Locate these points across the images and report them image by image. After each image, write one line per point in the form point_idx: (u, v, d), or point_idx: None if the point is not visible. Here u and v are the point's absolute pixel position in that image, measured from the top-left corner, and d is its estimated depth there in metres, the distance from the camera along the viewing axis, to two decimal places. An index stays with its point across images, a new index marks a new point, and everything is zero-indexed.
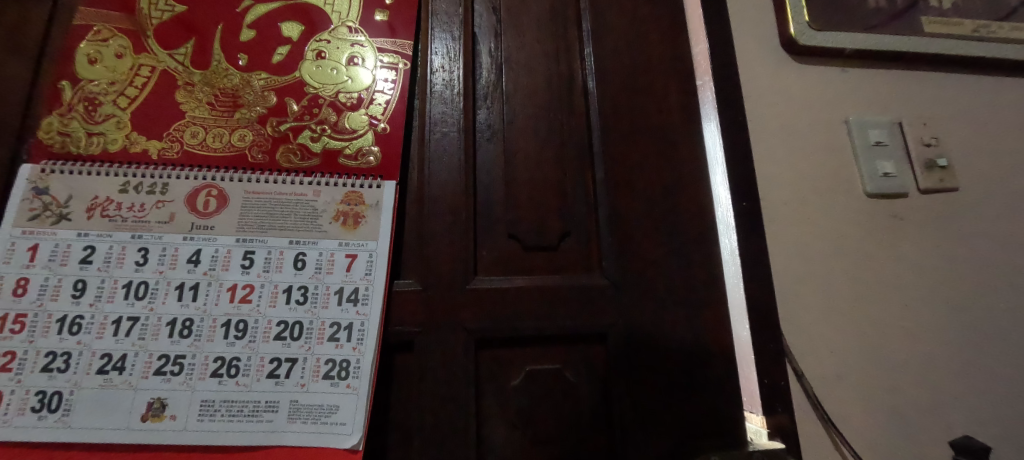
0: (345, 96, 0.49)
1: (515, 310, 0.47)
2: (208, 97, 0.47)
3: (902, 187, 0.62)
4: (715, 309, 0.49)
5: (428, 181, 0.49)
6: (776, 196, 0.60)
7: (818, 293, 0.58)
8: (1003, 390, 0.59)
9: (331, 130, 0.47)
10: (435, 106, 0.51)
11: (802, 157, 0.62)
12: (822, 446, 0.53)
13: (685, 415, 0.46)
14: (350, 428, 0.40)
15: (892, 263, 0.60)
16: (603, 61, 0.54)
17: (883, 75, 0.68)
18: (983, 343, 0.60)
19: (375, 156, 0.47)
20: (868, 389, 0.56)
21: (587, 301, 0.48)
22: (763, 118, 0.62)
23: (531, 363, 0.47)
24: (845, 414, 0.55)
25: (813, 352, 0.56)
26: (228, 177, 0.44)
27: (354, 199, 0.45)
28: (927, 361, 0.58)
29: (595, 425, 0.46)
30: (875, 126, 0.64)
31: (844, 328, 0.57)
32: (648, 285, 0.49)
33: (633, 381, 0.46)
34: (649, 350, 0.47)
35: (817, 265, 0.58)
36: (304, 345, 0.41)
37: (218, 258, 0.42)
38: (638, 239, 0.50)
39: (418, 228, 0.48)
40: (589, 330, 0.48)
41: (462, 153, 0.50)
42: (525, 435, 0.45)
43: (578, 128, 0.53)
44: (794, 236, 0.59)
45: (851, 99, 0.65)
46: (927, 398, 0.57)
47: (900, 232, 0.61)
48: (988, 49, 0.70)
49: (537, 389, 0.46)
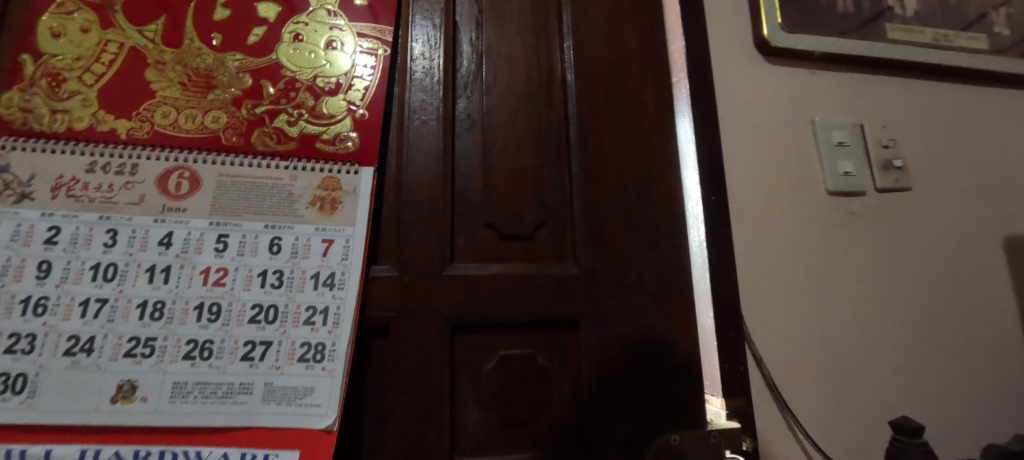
0: (323, 80, 0.49)
1: (491, 297, 0.48)
2: (180, 77, 0.46)
3: (859, 185, 0.66)
4: (681, 297, 0.51)
5: (407, 169, 0.49)
6: (743, 191, 0.62)
7: (779, 284, 0.61)
8: (940, 376, 0.63)
9: (307, 115, 0.47)
10: (415, 94, 0.51)
11: (769, 155, 0.65)
12: (774, 426, 0.57)
13: (650, 397, 0.48)
14: (325, 410, 0.40)
15: (848, 257, 0.64)
16: (583, 55, 0.56)
17: (847, 78, 0.71)
18: (926, 333, 0.64)
19: (354, 140, 0.47)
20: (820, 373, 0.60)
21: (561, 288, 0.50)
22: (734, 116, 0.65)
23: (505, 347, 0.48)
24: (798, 397, 0.58)
25: (771, 339, 0.59)
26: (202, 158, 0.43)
27: (331, 185, 0.45)
28: (875, 348, 0.62)
29: (565, 406, 0.48)
30: (837, 127, 0.67)
31: (801, 318, 0.61)
32: (620, 274, 0.51)
33: (603, 365, 0.48)
34: (619, 336, 0.49)
35: (779, 258, 0.62)
36: (279, 328, 0.41)
37: (191, 241, 0.41)
38: (611, 229, 0.52)
39: (396, 212, 0.48)
40: (562, 317, 0.49)
41: (442, 141, 0.50)
42: (498, 417, 0.46)
43: (556, 120, 0.54)
44: (758, 230, 0.62)
45: (816, 100, 0.69)
46: (872, 382, 0.61)
47: (855, 228, 0.65)
48: (945, 57, 0.74)
49: (511, 373, 0.48)
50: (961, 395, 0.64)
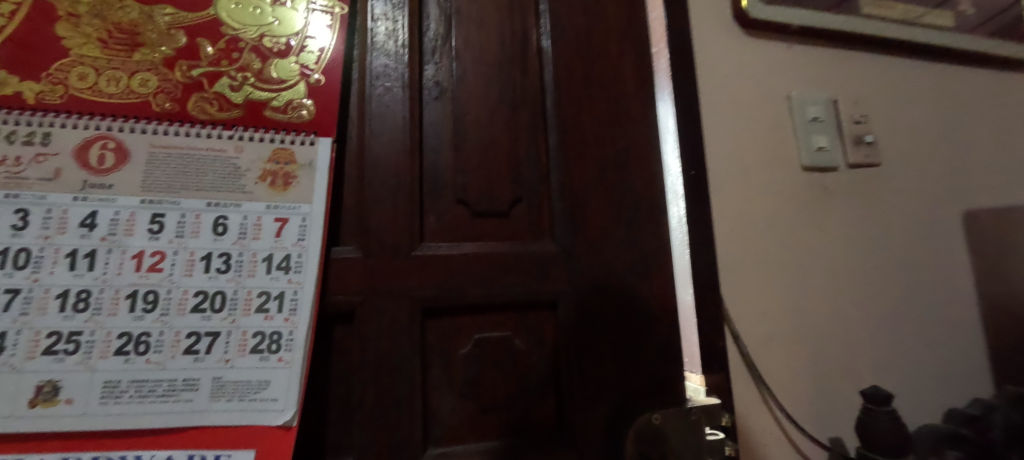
0: (271, 40, 0.43)
1: (462, 278, 0.45)
2: (99, 32, 0.39)
3: (833, 161, 0.65)
4: (661, 274, 0.50)
5: (369, 140, 0.45)
6: (722, 167, 0.61)
7: (756, 261, 0.60)
8: (908, 346, 0.65)
9: (253, 80, 0.42)
10: (376, 58, 0.46)
11: (747, 130, 0.63)
12: (751, 400, 0.57)
13: (630, 377, 0.47)
14: (282, 405, 0.37)
15: (823, 233, 0.64)
16: (558, 22, 0.52)
17: (825, 53, 0.69)
18: (894, 306, 0.65)
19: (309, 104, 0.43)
20: (795, 347, 0.60)
21: (537, 268, 0.47)
22: (713, 89, 0.62)
23: (478, 331, 0.46)
24: (774, 371, 0.58)
25: (749, 316, 0.58)
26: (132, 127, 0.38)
27: (284, 157, 0.41)
28: (847, 322, 0.62)
29: (543, 390, 0.46)
30: (814, 102, 0.66)
31: (777, 296, 0.60)
32: (599, 253, 0.48)
33: (582, 347, 0.46)
34: (598, 316, 0.47)
35: (757, 234, 0.61)
36: (227, 317, 0.37)
37: (119, 222, 0.36)
38: (589, 206, 0.49)
39: (357, 186, 0.44)
40: (538, 297, 0.47)
41: (409, 109, 0.46)
42: (473, 404, 0.44)
43: (531, 90, 0.51)
44: (735, 207, 0.60)
45: (794, 74, 0.67)
46: (844, 354, 0.62)
47: (830, 204, 0.65)
48: (916, 33, 0.73)
49: (485, 357, 0.45)
50: (927, 364, 0.65)
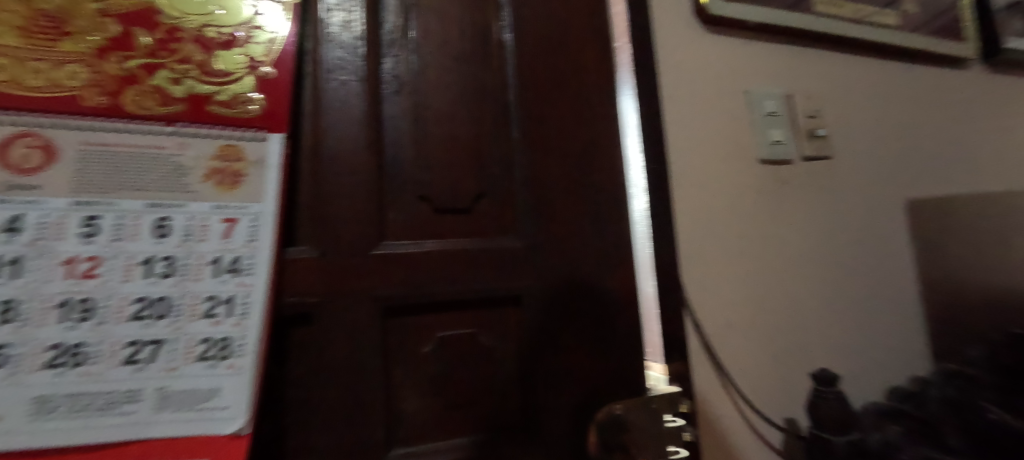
0: (215, 30, 0.41)
1: (425, 276, 0.44)
2: (18, 19, 0.36)
3: (788, 154, 0.68)
4: (624, 267, 0.50)
5: (325, 135, 0.43)
6: (684, 161, 0.62)
7: (717, 253, 0.62)
8: (857, 330, 0.68)
9: (195, 73, 0.40)
10: (331, 51, 0.44)
11: (707, 124, 0.64)
12: (713, 387, 0.59)
13: (594, 370, 0.48)
14: (233, 413, 0.36)
15: (779, 225, 0.66)
16: (521, 14, 0.51)
17: (780, 50, 0.72)
18: (844, 292, 0.69)
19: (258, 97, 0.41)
20: (753, 334, 0.62)
21: (501, 265, 0.47)
22: (674, 84, 0.63)
23: (442, 329, 0.45)
24: (733, 358, 0.60)
25: (710, 305, 0.60)
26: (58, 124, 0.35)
27: (232, 154, 0.39)
28: (801, 309, 0.65)
29: (510, 386, 0.46)
30: (769, 97, 0.69)
31: (736, 285, 0.62)
32: (564, 249, 0.49)
33: (547, 342, 0.47)
34: (563, 311, 0.48)
35: (717, 226, 0.62)
36: (172, 324, 0.36)
37: (47, 225, 0.34)
38: (553, 200, 0.49)
39: (313, 185, 0.42)
40: (503, 294, 0.47)
41: (367, 103, 0.45)
42: (439, 402, 0.43)
43: (494, 83, 0.50)
44: (696, 200, 0.62)
45: (752, 70, 0.69)
46: (799, 339, 0.64)
47: (786, 196, 0.67)
48: (865, 31, 0.75)
49: (449, 355, 0.44)
50: (873, 346, 0.69)
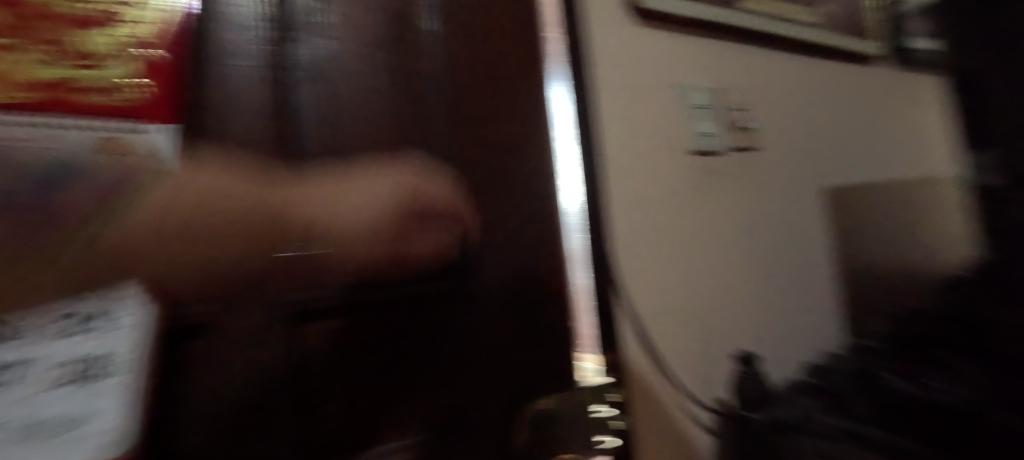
0: (89, 6, 0.39)
1: (342, 280, 0.45)
2: None
3: (714, 145, 0.70)
4: (546, 259, 0.53)
5: (224, 123, 0.42)
6: (616, 152, 0.62)
7: (649, 242, 0.63)
8: (771, 310, 0.73)
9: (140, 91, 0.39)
10: (234, 34, 0.43)
11: (638, 117, 0.65)
12: (645, 372, 0.60)
13: (518, 366, 0.51)
14: (107, 433, 0.36)
15: (707, 213, 0.69)
16: (443, 6, 0.52)
17: (708, 44, 0.74)
18: (762, 275, 0.73)
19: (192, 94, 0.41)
20: (683, 320, 0.64)
21: (424, 267, 0.48)
22: (607, 76, 0.64)
23: (363, 334, 0.45)
24: (663, 343, 0.62)
25: (642, 293, 0.61)
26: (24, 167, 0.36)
27: (119, 148, 0.38)
28: (725, 293, 0.69)
29: (436, 385, 0.48)
30: (697, 90, 0.71)
31: (667, 274, 0.64)
32: (486, 248, 0.51)
33: (471, 341, 0.50)
34: (486, 310, 0.50)
35: (648, 216, 0.64)
36: (39, 342, 0.35)
37: None
38: (474, 197, 0.51)
39: (199, 199, 0.39)
40: (427, 296, 0.48)
41: (272, 100, 0.43)
42: (362, 405, 0.45)
43: (418, 73, 0.49)
44: (627, 191, 0.62)
45: (681, 63, 0.71)
46: (723, 321, 0.68)
47: (713, 185, 0.70)
48: (785, 28, 0.79)
49: (372, 359, 0.45)
50: (788, 324, 0.74)
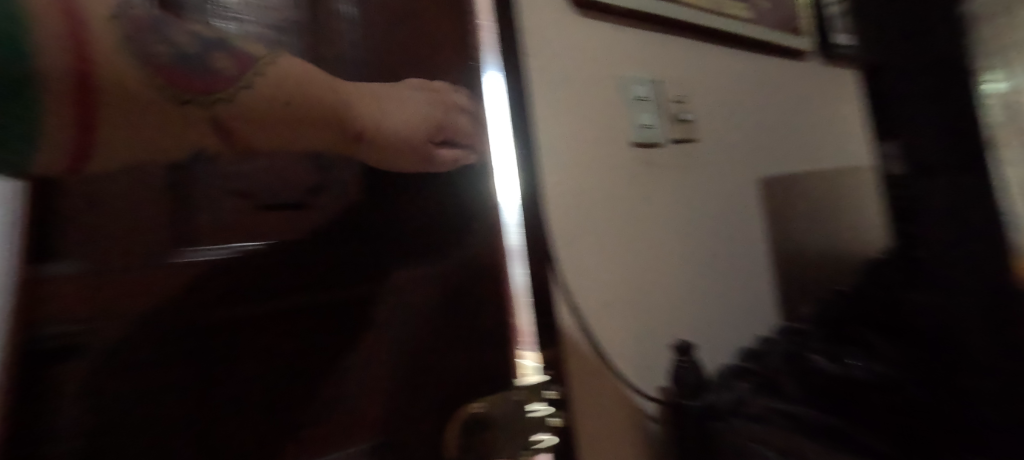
0: None
1: (248, 286, 0.40)
2: None
3: (656, 137, 0.70)
4: (483, 254, 0.51)
5: (179, 73, 0.31)
6: (554, 146, 0.62)
7: (590, 236, 0.63)
8: (716, 299, 0.74)
9: (134, 49, 0.29)
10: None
11: (578, 109, 0.64)
12: (586, 365, 0.60)
13: (454, 369, 0.48)
14: None
15: (648, 205, 0.69)
16: None
17: (647, 36, 0.74)
18: (706, 264, 0.74)
19: (171, 54, 0.31)
20: (627, 312, 0.64)
21: (348, 268, 0.44)
22: (545, 68, 0.62)
23: (277, 345, 0.40)
24: (606, 336, 0.62)
25: (584, 287, 0.61)
26: (50, 148, 0.26)
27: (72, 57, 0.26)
28: (669, 284, 0.69)
29: (362, 396, 0.44)
30: (638, 82, 0.70)
31: (610, 267, 0.64)
32: (416, 244, 0.48)
33: (404, 345, 0.46)
34: (419, 312, 0.47)
35: (589, 210, 0.63)
36: None
37: None
38: (405, 192, 0.48)
39: (279, 94, 0.35)
40: (353, 299, 0.44)
41: (245, 63, 0.34)
42: (275, 425, 0.40)
43: (337, 57, 0.45)
44: (566, 185, 0.62)
45: (621, 54, 0.70)
46: (666, 312, 0.68)
47: (654, 177, 0.70)
48: (721, 22, 0.81)
49: (287, 373, 0.41)
50: (730, 312, 0.75)
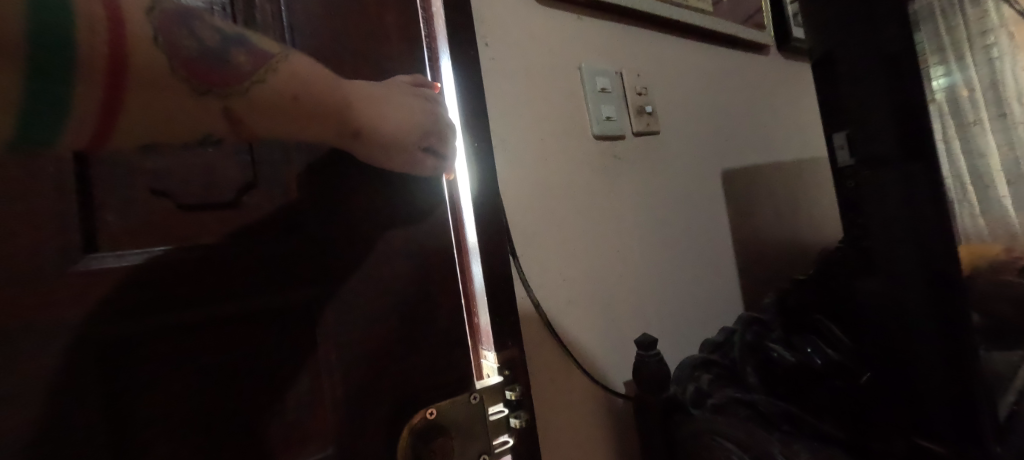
0: None
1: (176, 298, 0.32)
2: None
3: (619, 129, 0.69)
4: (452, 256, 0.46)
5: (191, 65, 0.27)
6: (513, 139, 0.60)
7: (552, 230, 0.61)
8: (682, 291, 0.74)
9: (162, 38, 0.25)
10: None
11: (538, 101, 0.63)
12: (552, 362, 0.59)
13: (426, 385, 0.42)
14: None
15: (613, 198, 0.68)
16: None
17: (609, 27, 0.73)
18: (671, 257, 0.74)
19: (194, 45, 0.27)
20: (592, 307, 0.63)
21: (299, 277, 0.37)
22: (503, 58, 0.61)
23: (213, 368, 0.33)
24: (569, 331, 0.61)
25: (547, 282, 0.60)
26: (63, 133, 0.23)
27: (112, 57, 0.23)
28: (634, 278, 0.68)
29: (312, 417, 0.37)
30: (601, 73, 0.69)
31: (574, 262, 0.63)
32: (375, 242, 0.41)
33: (366, 363, 0.39)
34: (386, 324, 0.40)
35: (551, 204, 0.62)
36: None
37: None
38: (359, 182, 0.41)
39: (292, 88, 0.30)
40: (303, 312, 0.37)
41: (262, 60, 0.29)
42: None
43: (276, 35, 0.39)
44: (527, 179, 0.60)
45: (583, 45, 0.69)
46: (630, 306, 0.68)
47: (618, 170, 0.69)
48: (684, 14, 0.80)
49: (222, 399, 0.33)
50: (695, 303, 0.76)
